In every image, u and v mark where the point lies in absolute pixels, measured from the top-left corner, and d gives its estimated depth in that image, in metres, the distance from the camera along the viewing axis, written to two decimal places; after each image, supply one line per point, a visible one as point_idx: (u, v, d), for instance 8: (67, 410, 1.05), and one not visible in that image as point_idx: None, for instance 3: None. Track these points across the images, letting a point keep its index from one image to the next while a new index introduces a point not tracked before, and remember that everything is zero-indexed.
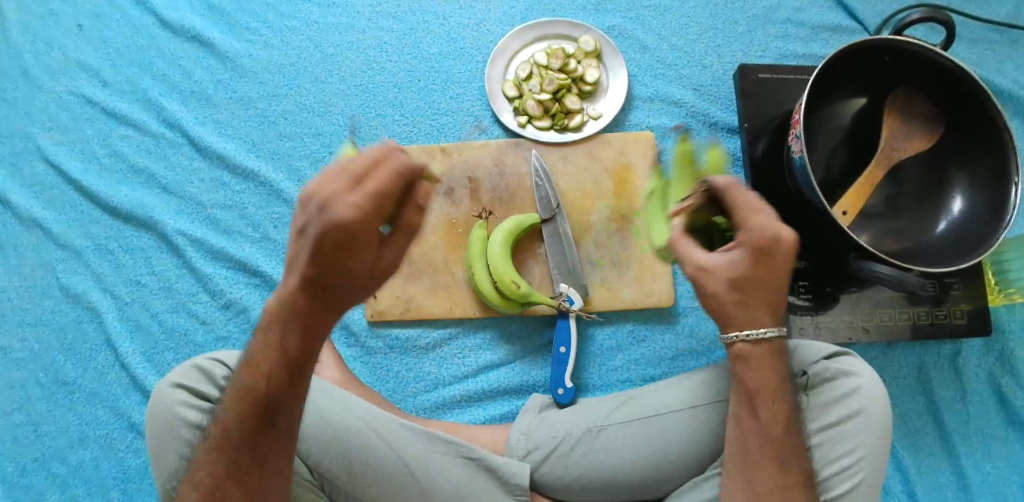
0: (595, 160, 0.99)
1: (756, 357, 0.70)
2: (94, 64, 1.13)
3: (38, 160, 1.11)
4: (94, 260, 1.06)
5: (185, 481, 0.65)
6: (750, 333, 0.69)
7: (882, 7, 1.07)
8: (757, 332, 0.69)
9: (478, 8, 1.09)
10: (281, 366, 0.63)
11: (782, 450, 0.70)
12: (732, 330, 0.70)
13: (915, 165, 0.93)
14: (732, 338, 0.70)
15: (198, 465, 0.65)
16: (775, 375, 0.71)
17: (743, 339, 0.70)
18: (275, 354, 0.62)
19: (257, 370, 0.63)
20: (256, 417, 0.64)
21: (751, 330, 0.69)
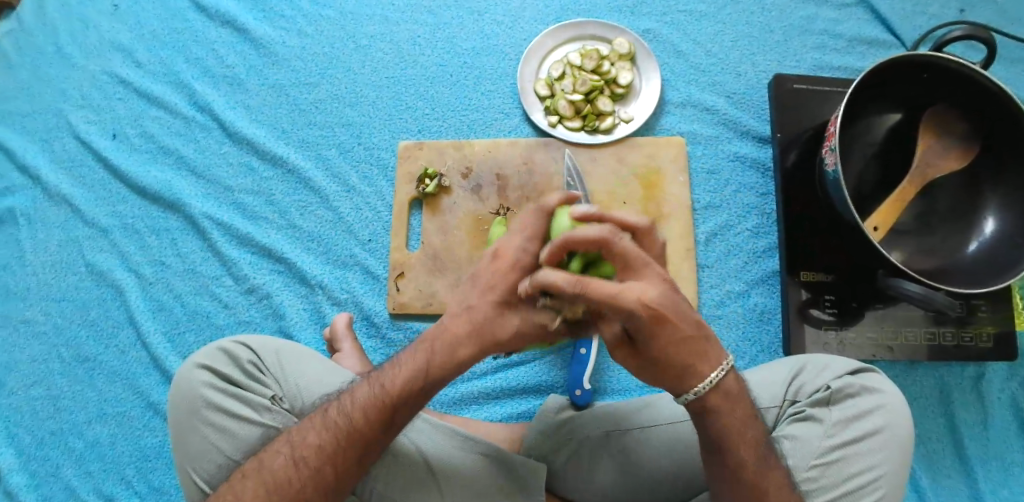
0: (624, 164, 0.99)
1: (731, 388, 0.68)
2: (129, 45, 1.14)
3: (69, 138, 1.12)
4: (119, 239, 1.07)
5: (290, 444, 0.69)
6: (713, 379, 0.66)
7: (921, 22, 1.06)
8: (710, 379, 0.66)
9: (513, 6, 1.09)
10: (373, 428, 0.69)
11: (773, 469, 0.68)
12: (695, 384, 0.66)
13: (948, 185, 0.92)
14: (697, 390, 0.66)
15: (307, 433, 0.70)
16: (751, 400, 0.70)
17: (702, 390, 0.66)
18: (375, 416, 0.69)
19: (347, 425, 0.69)
20: (330, 468, 0.68)
21: (712, 377, 0.66)
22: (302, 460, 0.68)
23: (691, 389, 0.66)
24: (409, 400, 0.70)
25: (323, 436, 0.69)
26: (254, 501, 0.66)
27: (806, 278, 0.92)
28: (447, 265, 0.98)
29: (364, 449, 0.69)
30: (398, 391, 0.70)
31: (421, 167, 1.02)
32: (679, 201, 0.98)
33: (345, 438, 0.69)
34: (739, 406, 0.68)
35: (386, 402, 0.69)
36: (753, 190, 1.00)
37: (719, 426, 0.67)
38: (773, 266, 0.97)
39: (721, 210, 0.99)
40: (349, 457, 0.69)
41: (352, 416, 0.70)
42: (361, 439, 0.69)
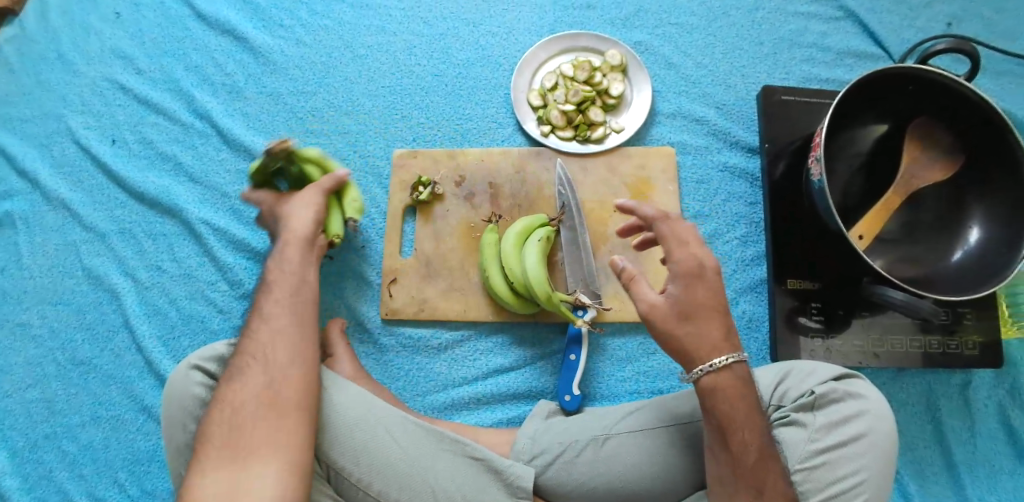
0: (615, 173, 1.01)
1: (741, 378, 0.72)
2: (130, 52, 1.16)
3: (69, 143, 1.13)
4: (116, 243, 1.09)
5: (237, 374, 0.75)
6: (715, 363, 0.71)
7: (907, 36, 1.08)
8: (720, 360, 0.72)
9: (508, 18, 1.11)
10: (280, 338, 0.78)
11: (772, 468, 0.71)
12: (697, 366, 0.72)
13: (933, 194, 0.93)
14: (698, 374, 0.72)
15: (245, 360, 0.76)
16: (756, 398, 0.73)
17: (707, 371, 0.72)
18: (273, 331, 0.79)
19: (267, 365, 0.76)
20: (256, 380, 0.75)
21: (716, 359, 0.71)
22: (235, 387, 0.74)
23: (700, 365, 0.72)
24: (292, 317, 0.80)
25: (244, 367, 0.76)
26: (253, 421, 0.72)
27: (793, 286, 0.94)
28: (439, 272, 0.99)
29: (283, 354, 0.77)
30: (285, 312, 0.81)
31: (414, 175, 1.03)
32: (669, 210, 1.00)
33: (262, 356, 0.76)
34: (745, 399, 0.72)
35: (279, 320, 0.80)
36: (742, 200, 1.01)
37: (722, 415, 0.72)
38: (762, 274, 0.98)
39: (711, 219, 1.01)
40: (273, 366, 0.76)
41: (259, 338, 0.78)
42: (276, 351, 0.77)
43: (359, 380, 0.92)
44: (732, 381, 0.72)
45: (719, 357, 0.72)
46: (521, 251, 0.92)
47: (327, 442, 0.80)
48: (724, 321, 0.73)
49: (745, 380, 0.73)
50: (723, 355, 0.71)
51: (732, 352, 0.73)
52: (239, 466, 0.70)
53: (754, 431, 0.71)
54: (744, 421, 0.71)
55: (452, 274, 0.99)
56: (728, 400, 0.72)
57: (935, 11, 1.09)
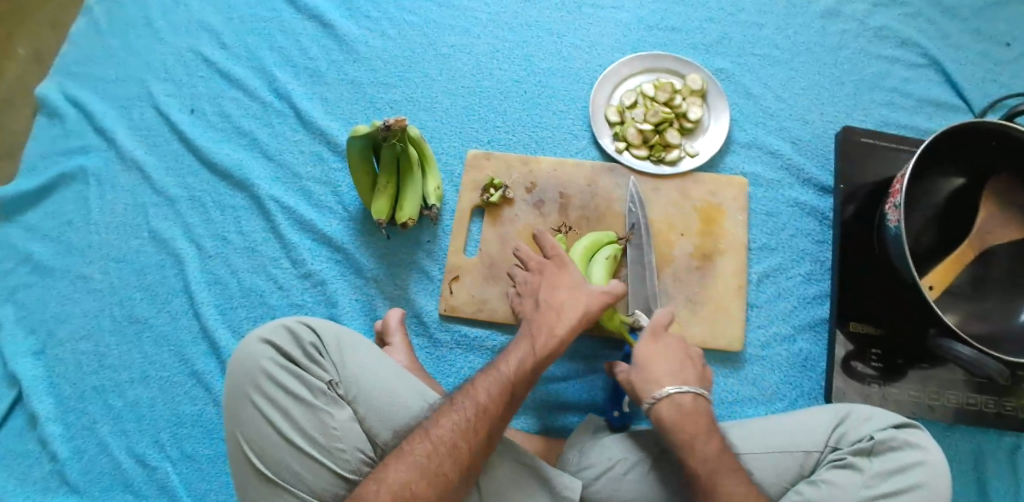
0: (686, 197, 1.01)
1: (682, 408, 0.79)
2: (217, 27, 1.19)
3: (148, 107, 1.16)
4: (185, 210, 1.11)
5: (425, 432, 0.76)
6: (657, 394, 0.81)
7: (991, 91, 1.07)
8: (662, 393, 0.80)
9: (593, 31, 1.12)
10: (494, 421, 0.77)
11: (723, 486, 0.75)
12: (647, 399, 0.81)
13: (1006, 252, 0.93)
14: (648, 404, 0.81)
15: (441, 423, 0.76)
16: (708, 428, 0.79)
17: (654, 400, 0.81)
18: (488, 409, 0.77)
19: (451, 440, 0.75)
20: (458, 468, 0.74)
21: (658, 391, 0.81)
22: (435, 459, 0.74)
23: (648, 398, 0.81)
24: (513, 400, 0.79)
25: (448, 441, 0.75)
26: (414, 482, 0.72)
27: (855, 329, 0.94)
28: (501, 276, 1.01)
29: (488, 447, 0.76)
30: (506, 393, 0.79)
31: (486, 177, 1.04)
32: (736, 237, 1.00)
33: (469, 440, 0.75)
34: (688, 426, 0.79)
35: (503, 398, 0.78)
36: (810, 237, 1.02)
37: (672, 445, 0.79)
38: (823, 313, 0.98)
39: (776, 252, 1.01)
40: (475, 458, 0.76)
41: (482, 416, 0.77)
42: (486, 438, 0.76)
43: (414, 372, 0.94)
44: (674, 410, 0.79)
45: (666, 387, 0.81)
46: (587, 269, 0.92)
47: (385, 432, 0.81)
48: (674, 361, 0.83)
49: (691, 411, 0.80)
50: (666, 386, 0.80)
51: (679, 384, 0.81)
52: None
53: (699, 457, 0.77)
54: (685, 446, 0.78)
55: None
56: (673, 430, 0.79)
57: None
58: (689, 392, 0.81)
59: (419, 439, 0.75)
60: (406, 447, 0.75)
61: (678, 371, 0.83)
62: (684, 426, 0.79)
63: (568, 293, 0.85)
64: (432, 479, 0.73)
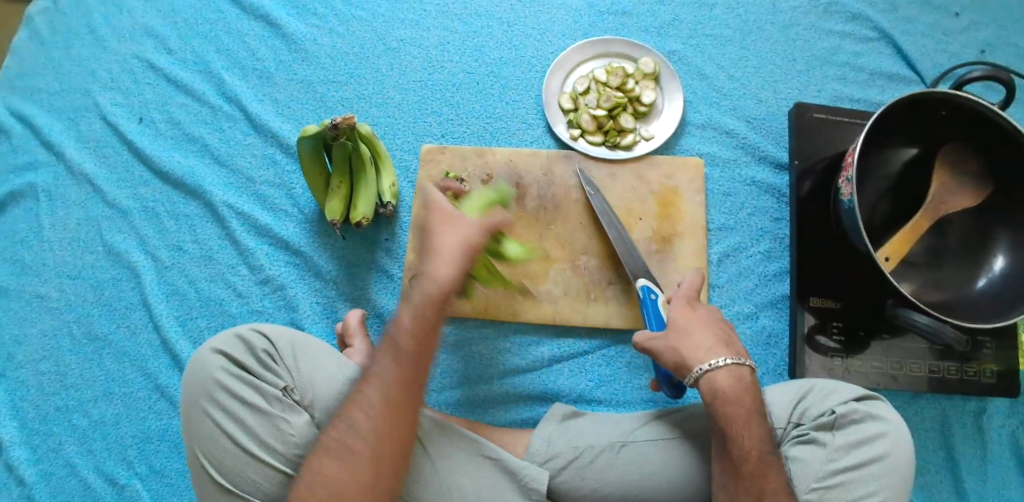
0: (643, 181, 1.01)
1: (742, 380, 0.75)
2: (162, 31, 1.16)
3: (95, 118, 1.13)
4: (139, 221, 1.09)
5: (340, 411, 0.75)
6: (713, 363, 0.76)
7: (940, 60, 1.08)
8: (716, 362, 0.76)
9: (544, 19, 1.11)
10: (393, 386, 0.74)
11: (773, 475, 0.71)
12: (699, 365, 0.76)
13: (959, 220, 0.93)
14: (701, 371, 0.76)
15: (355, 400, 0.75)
16: (760, 405, 0.75)
17: (709, 370, 0.76)
18: (384, 378, 0.75)
19: (361, 416, 0.73)
20: (370, 441, 0.72)
21: (713, 360, 0.76)
22: (346, 440, 0.73)
23: (701, 365, 0.76)
24: (409, 360, 0.75)
25: (353, 422, 0.73)
26: (334, 467, 0.72)
27: (815, 304, 0.94)
28: None
29: (397, 412, 0.73)
30: (400, 357, 0.75)
31: (442, 171, 1.03)
32: (693, 219, 1.00)
33: (375, 411, 0.73)
34: (745, 401, 0.75)
35: (394, 362, 0.75)
36: (768, 214, 1.02)
37: (723, 418, 0.74)
38: (784, 290, 0.98)
39: (735, 231, 1.01)
40: (385, 425, 0.73)
41: (379, 385, 0.75)
42: (389, 407, 0.74)
43: None
44: (733, 381, 0.75)
45: (716, 359, 0.76)
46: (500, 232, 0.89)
47: None
48: (717, 332, 0.79)
49: (749, 385, 0.76)
50: (723, 356, 0.76)
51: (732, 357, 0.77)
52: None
53: (754, 435, 0.73)
54: (741, 422, 0.74)
55: None
56: (726, 402, 0.75)
57: (971, 37, 1.09)
58: (744, 365, 0.77)
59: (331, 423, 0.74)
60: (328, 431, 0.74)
61: (725, 342, 0.78)
62: (742, 401, 0.75)
63: (459, 232, 0.80)
64: (347, 460, 0.72)
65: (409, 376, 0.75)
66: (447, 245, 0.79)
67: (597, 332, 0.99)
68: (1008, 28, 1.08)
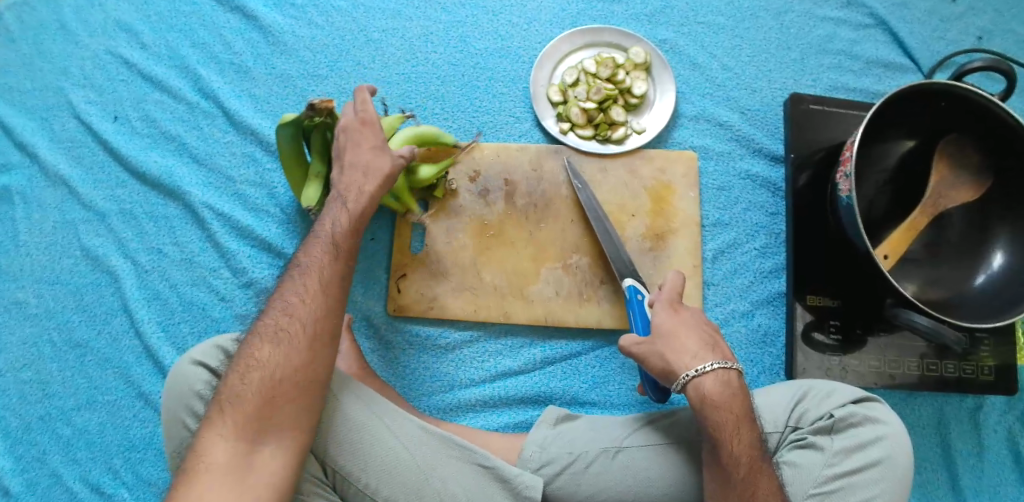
0: (634, 176, 0.98)
1: (730, 385, 0.73)
2: (135, 25, 1.11)
3: (69, 117, 1.08)
4: (116, 223, 1.05)
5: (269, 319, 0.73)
6: (699, 369, 0.73)
7: (938, 47, 1.05)
8: (703, 367, 0.73)
9: (531, 7, 1.07)
10: (314, 301, 0.73)
11: (761, 480, 0.71)
12: (685, 371, 0.73)
13: (958, 214, 0.91)
14: (687, 378, 0.73)
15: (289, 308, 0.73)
16: (748, 409, 0.73)
17: (696, 375, 0.73)
18: (302, 294, 0.74)
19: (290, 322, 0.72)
20: (298, 353, 0.71)
21: (700, 365, 0.73)
22: (267, 354, 0.71)
23: (687, 371, 0.73)
24: (329, 278, 0.75)
25: (272, 331, 0.72)
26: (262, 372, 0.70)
27: (812, 302, 0.92)
28: (450, 271, 0.97)
29: (321, 328, 0.73)
30: (315, 274, 0.75)
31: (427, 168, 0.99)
32: (687, 215, 0.98)
33: (299, 325, 0.72)
34: (733, 406, 0.73)
35: (311, 280, 0.74)
36: (763, 209, 0.99)
37: (712, 426, 0.72)
38: (780, 287, 0.96)
39: (730, 227, 0.99)
40: (311, 338, 0.72)
41: (299, 302, 0.73)
42: (313, 323, 0.73)
43: (364, 378, 0.91)
44: (719, 385, 0.73)
45: (701, 364, 0.73)
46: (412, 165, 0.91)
47: (334, 449, 0.79)
48: (703, 336, 0.76)
49: (736, 389, 0.74)
50: (709, 360, 0.73)
51: (719, 360, 0.74)
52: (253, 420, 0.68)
53: (743, 441, 0.72)
54: (729, 428, 0.72)
55: (463, 274, 0.97)
56: (714, 407, 0.72)
57: (969, 23, 1.06)
58: (731, 368, 0.74)
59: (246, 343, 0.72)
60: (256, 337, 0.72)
61: (711, 345, 0.76)
62: (729, 406, 0.73)
63: (372, 155, 0.81)
64: (271, 374, 0.70)
65: (332, 290, 0.75)
66: (360, 174, 0.80)
67: (589, 334, 0.97)
68: (1006, 14, 1.06)
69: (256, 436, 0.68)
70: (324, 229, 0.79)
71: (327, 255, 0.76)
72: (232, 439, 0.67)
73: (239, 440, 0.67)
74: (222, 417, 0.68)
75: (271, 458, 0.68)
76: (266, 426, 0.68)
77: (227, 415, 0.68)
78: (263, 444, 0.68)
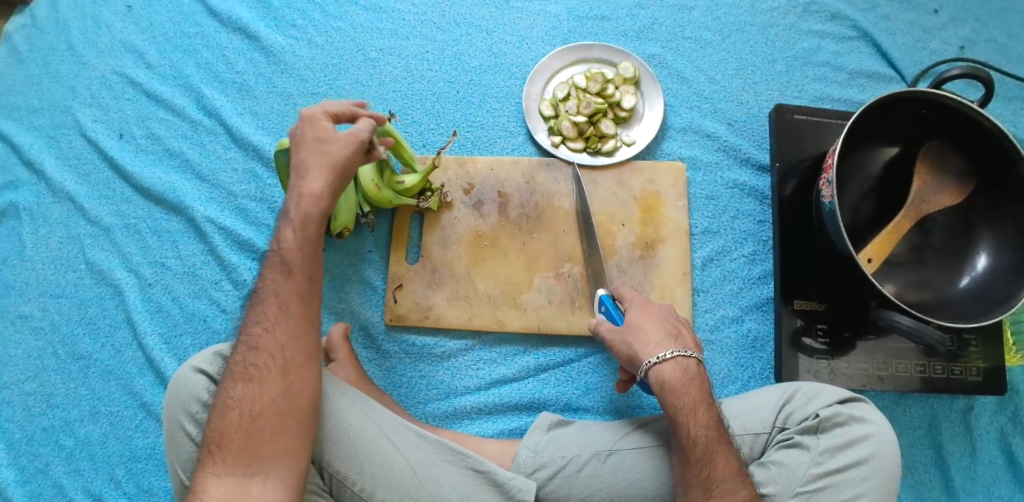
0: (624, 186, 1.01)
1: (688, 371, 0.77)
2: (140, 46, 1.15)
3: (76, 135, 1.12)
4: (121, 238, 1.07)
5: (241, 355, 0.74)
6: (664, 354, 0.77)
7: (920, 58, 1.08)
8: (666, 353, 0.78)
9: (523, 25, 1.11)
10: (277, 328, 0.74)
11: (719, 460, 0.73)
12: (652, 356, 0.78)
13: (942, 219, 0.93)
14: (654, 362, 0.78)
15: (259, 338, 0.74)
16: (707, 393, 0.77)
17: (658, 361, 0.77)
18: (263, 322, 0.75)
19: (262, 354, 0.74)
20: (272, 384, 0.72)
21: (664, 351, 0.78)
22: (242, 391, 0.72)
23: (650, 358, 0.78)
24: (290, 301, 0.75)
25: (247, 364, 0.73)
26: (241, 408, 0.71)
27: (799, 307, 0.94)
28: (445, 280, 0.99)
29: (290, 352, 0.74)
30: (273, 301, 0.76)
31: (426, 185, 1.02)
32: (676, 224, 1.00)
33: (267, 356, 0.73)
34: (690, 390, 0.76)
35: (270, 306, 0.75)
36: (751, 217, 1.02)
37: (671, 409, 0.76)
38: (768, 293, 0.98)
39: (718, 235, 1.01)
40: (281, 365, 0.73)
41: (262, 331, 0.74)
42: (281, 350, 0.74)
43: (359, 385, 0.93)
44: (679, 371, 0.77)
45: (664, 351, 0.78)
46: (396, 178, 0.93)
47: (330, 453, 0.80)
48: (666, 326, 0.81)
49: (694, 375, 0.77)
50: (669, 348, 0.78)
51: (679, 349, 0.79)
52: (242, 454, 0.70)
53: (700, 422, 0.75)
54: (688, 411, 0.75)
55: (458, 283, 0.99)
56: (674, 393, 0.76)
57: (951, 34, 1.09)
58: (690, 356, 0.78)
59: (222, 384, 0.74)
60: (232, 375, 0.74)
61: (674, 335, 0.80)
62: (687, 390, 0.76)
63: None
64: (252, 408, 0.71)
65: (293, 311, 0.75)
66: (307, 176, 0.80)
67: (582, 341, 0.99)
68: (986, 24, 1.09)
69: (249, 470, 0.70)
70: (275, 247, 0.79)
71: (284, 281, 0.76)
72: (225, 475, 0.69)
73: (233, 476, 0.69)
74: (213, 457, 0.70)
75: (265, 489, 0.69)
76: (254, 459, 0.70)
77: (217, 456, 0.70)
78: (257, 477, 0.70)
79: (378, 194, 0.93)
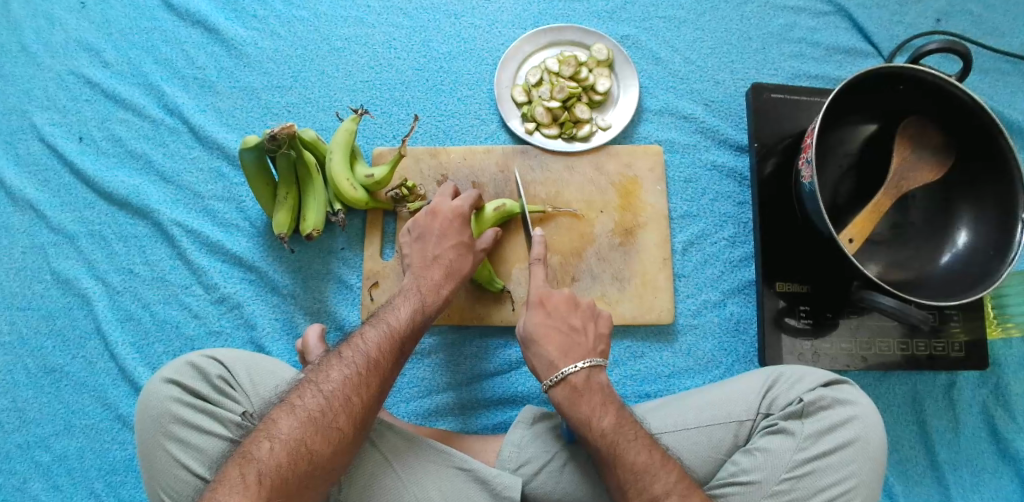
0: (601, 172, 0.99)
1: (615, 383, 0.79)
2: (98, 45, 1.10)
3: (34, 140, 1.07)
4: (86, 245, 1.04)
5: (297, 417, 0.72)
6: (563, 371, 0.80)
7: (897, 32, 1.06)
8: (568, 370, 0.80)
9: (491, 9, 1.08)
10: (331, 442, 0.72)
11: None
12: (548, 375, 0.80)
13: (923, 196, 0.92)
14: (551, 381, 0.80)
15: (324, 411, 0.73)
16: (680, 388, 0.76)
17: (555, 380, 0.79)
18: (318, 430, 0.72)
19: (321, 429, 0.72)
20: (321, 463, 0.71)
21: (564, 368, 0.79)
22: (281, 454, 0.70)
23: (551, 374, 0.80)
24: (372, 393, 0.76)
25: (298, 428, 0.72)
26: (277, 466, 0.69)
27: (782, 289, 0.93)
28: None
29: (346, 441, 0.73)
30: (350, 389, 0.75)
31: (400, 179, 0.99)
32: (656, 208, 0.98)
33: (320, 438, 0.72)
34: None
35: (354, 389, 0.75)
36: (731, 199, 1.01)
37: None
38: (749, 276, 0.98)
39: (699, 219, 1.00)
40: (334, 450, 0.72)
41: (325, 408, 0.73)
42: (341, 435, 0.73)
43: None
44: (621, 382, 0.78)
45: (569, 365, 0.80)
46: (361, 174, 0.93)
47: None
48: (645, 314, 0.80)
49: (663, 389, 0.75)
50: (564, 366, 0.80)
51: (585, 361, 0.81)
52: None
53: None
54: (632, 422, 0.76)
55: None
56: None
57: (927, 7, 1.07)
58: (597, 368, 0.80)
59: (245, 468, 0.68)
60: (281, 436, 0.71)
61: None
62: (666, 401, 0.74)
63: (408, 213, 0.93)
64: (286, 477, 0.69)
65: (369, 406, 0.75)
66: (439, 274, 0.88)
67: None
68: None
69: None
70: (366, 337, 0.80)
71: (358, 375, 0.76)
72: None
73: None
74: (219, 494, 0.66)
75: None
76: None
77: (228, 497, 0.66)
78: None
79: (353, 195, 0.92)
